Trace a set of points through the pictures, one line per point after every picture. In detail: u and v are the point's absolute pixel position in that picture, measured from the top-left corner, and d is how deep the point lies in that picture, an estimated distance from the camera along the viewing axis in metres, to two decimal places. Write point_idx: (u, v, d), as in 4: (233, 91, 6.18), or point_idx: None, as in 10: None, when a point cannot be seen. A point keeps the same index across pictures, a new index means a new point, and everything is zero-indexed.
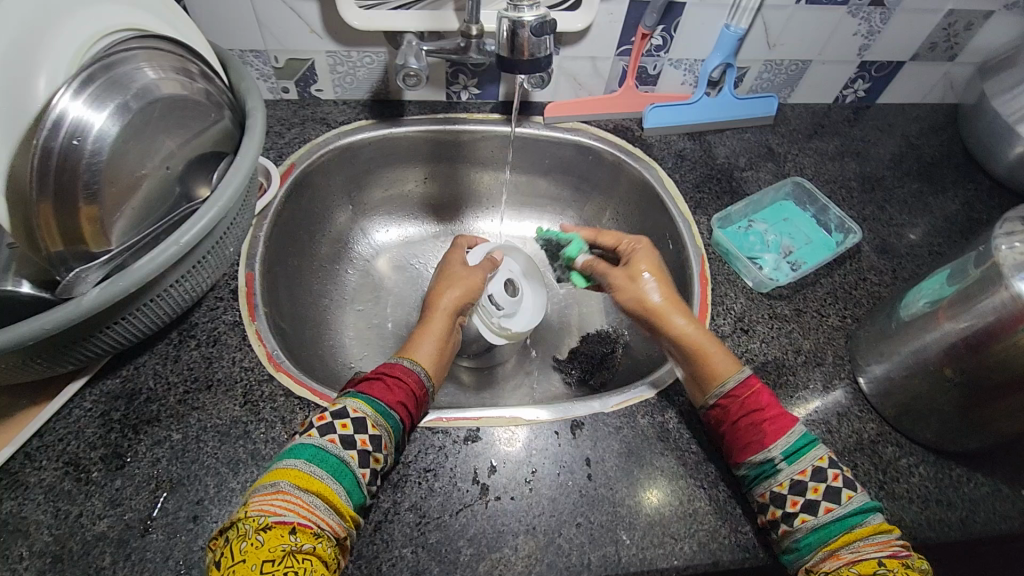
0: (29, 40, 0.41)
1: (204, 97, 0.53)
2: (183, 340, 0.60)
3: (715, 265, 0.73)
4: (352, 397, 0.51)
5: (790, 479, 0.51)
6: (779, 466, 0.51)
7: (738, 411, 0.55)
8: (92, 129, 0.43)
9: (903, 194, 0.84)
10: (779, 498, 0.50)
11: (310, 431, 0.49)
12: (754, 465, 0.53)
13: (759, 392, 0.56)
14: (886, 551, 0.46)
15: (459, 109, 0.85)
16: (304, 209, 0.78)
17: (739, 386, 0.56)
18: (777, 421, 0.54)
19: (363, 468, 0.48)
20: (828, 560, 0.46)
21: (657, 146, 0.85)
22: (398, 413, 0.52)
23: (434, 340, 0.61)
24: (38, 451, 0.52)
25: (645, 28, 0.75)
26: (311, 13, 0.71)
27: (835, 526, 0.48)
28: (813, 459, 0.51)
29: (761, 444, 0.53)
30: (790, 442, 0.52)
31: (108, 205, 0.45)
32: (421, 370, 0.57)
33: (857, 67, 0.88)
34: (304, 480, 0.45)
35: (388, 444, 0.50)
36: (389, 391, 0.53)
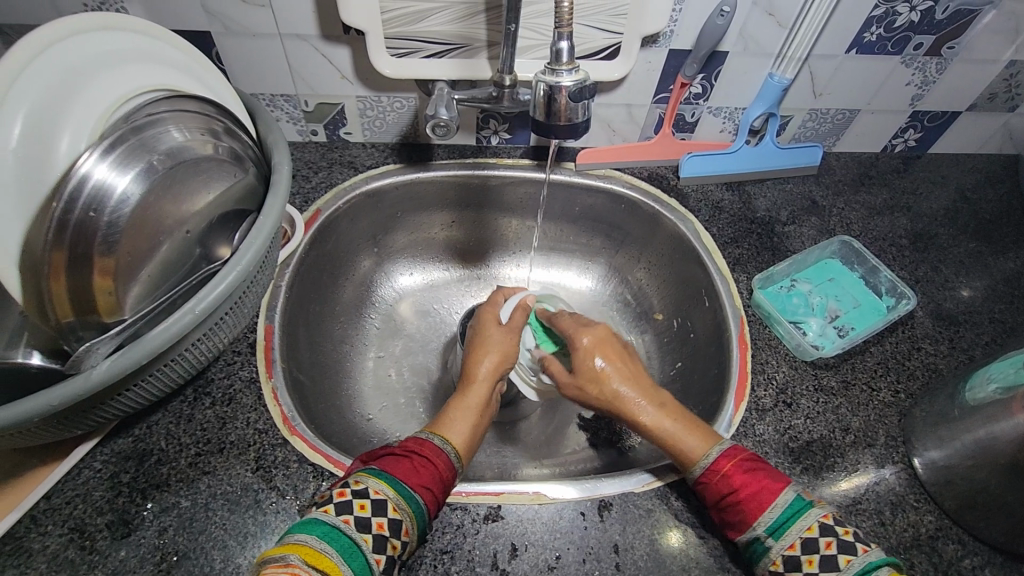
0: (54, 107, 0.40)
1: (230, 155, 0.51)
2: (198, 398, 0.58)
3: (755, 329, 0.69)
4: (374, 477, 0.48)
5: (782, 556, 0.47)
6: (768, 544, 0.47)
7: (715, 498, 0.51)
8: (113, 193, 0.41)
9: (959, 254, 0.79)
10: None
11: (326, 506, 0.45)
12: (744, 544, 0.49)
13: (731, 474, 0.50)
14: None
15: (489, 154, 0.83)
16: (328, 254, 0.77)
17: (712, 466, 0.51)
18: (756, 498, 0.48)
19: (377, 553, 0.45)
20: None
21: (693, 196, 0.82)
22: (420, 495, 0.48)
23: (468, 416, 0.58)
24: (44, 514, 0.50)
25: (685, 78, 0.73)
26: (342, 60, 0.70)
27: None
28: (800, 531, 0.46)
29: (744, 525, 0.49)
30: (774, 513, 0.47)
31: (126, 271, 0.44)
32: (450, 450, 0.53)
33: (908, 117, 0.84)
34: (315, 558, 0.41)
35: (407, 530, 0.47)
36: (415, 472, 0.50)
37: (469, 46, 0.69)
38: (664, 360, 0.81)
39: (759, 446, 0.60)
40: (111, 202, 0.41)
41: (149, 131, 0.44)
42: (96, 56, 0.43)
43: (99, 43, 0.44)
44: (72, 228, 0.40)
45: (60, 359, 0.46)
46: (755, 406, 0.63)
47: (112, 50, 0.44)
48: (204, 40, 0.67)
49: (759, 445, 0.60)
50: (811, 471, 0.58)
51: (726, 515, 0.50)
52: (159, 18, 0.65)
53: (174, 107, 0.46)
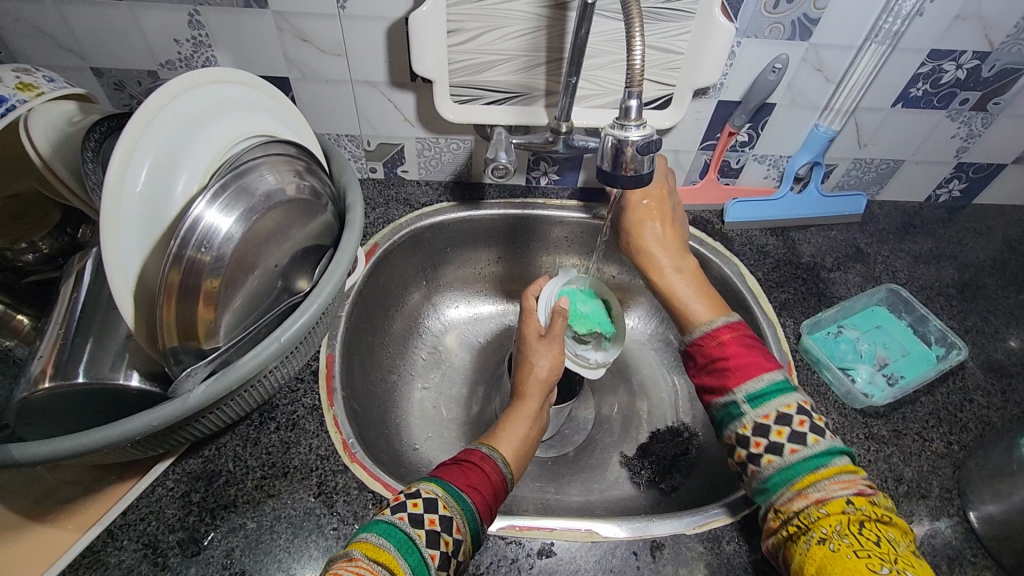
0: (173, 153, 0.44)
1: (312, 194, 0.55)
2: (263, 422, 0.60)
3: (802, 374, 0.70)
4: (425, 480, 0.51)
5: (754, 422, 0.50)
6: (744, 409, 0.51)
7: (704, 357, 0.56)
8: (220, 232, 0.45)
9: (1008, 305, 0.79)
10: (744, 439, 0.51)
11: (383, 509, 0.48)
12: (720, 407, 0.53)
13: (726, 342, 0.55)
14: (854, 488, 0.47)
15: (538, 194, 0.87)
16: (382, 286, 0.80)
17: (712, 333, 0.56)
18: (744, 368, 0.53)
19: (432, 548, 0.46)
20: (796, 501, 0.47)
21: (737, 240, 0.84)
22: (470, 496, 0.50)
23: (517, 429, 0.60)
24: (120, 529, 0.52)
25: (733, 127, 0.76)
26: (407, 105, 0.75)
27: (801, 466, 0.48)
28: (778, 406, 0.50)
29: (726, 387, 0.53)
30: (755, 387, 0.51)
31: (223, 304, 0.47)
32: (498, 457, 0.55)
33: (952, 168, 0.85)
34: (374, 551, 0.44)
35: (459, 527, 0.48)
36: (463, 475, 0.52)
37: (527, 94, 0.73)
38: None
39: None
40: (217, 239, 0.44)
41: (252, 173, 0.48)
42: (207, 106, 0.48)
43: (209, 94, 0.48)
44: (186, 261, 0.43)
45: (159, 384, 0.49)
46: None
47: (220, 99, 0.49)
48: (281, 85, 0.73)
49: None
50: None
51: (711, 375, 0.55)
52: (243, 65, 0.70)
53: (270, 152, 0.50)
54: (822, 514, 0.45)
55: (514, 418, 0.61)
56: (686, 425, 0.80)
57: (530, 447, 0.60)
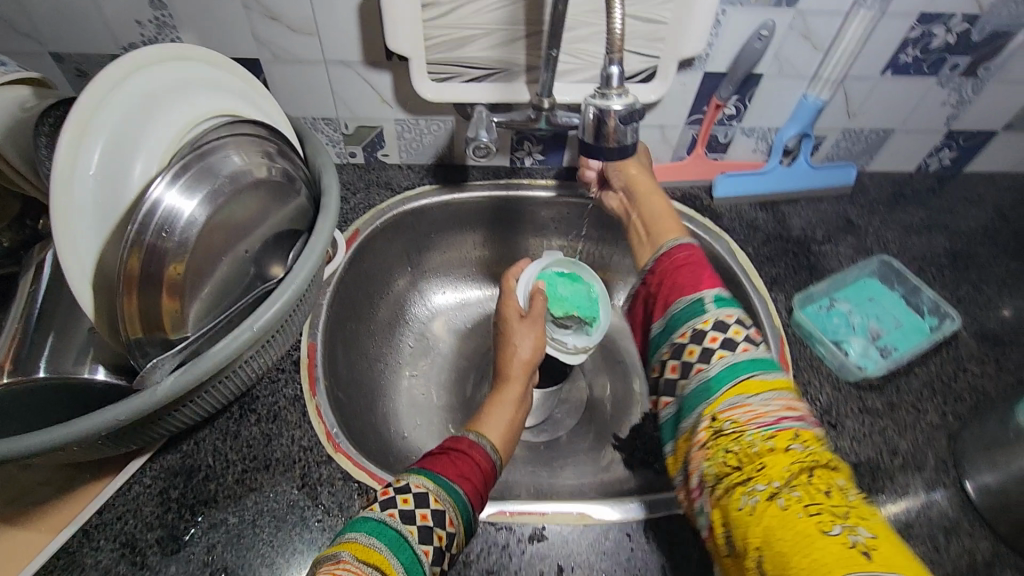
0: (129, 135, 0.42)
1: (283, 177, 0.53)
2: (244, 415, 0.59)
3: (795, 349, 0.68)
4: (414, 474, 0.49)
5: (715, 318, 0.47)
6: (707, 307, 0.48)
7: (658, 283, 0.53)
8: (183, 215, 0.42)
9: (1000, 273, 0.78)
10: (678, 349, 0.48)
11: (371, 505, 0.46)
12: (683, 304, 0.49)
13: (686, 259, 0.52)
14: (798, 418, 0.41)
15: (523, 174, 0.84)
16: (365, 273, 0.78)
17: (688, 241, 0.55)
18: (716, 276, 0.51)
19: (424, 544, 0.44)
20: (737, 410, 0.42)
21: (726, 216, 0.82)
22: (461, 486, 0.49)
23: (501, 409, 0.60)
24: (96, 529, 0.50)
25: (720, 99, 0.74)
26: (384, 84, 0.72)
27: (734, 371, 0.44)
28: (754, 372, 0.44)
29: (694, 288, 0.50)
30: (730, 361, 0.45)
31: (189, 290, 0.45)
32: (487, 444, 0.55)
33: (943, 137, 0.84)
34: (365, 551, 0.41)
35: (452, 520, 0.47)
36: (452, 465, 0.51)
37: (507, 71, 0.70)
38: None
39: None
40: (180, 223, 0.42)
41: (217, 154, 0.45)
42: (166, 85, 0.45)
43: (168, 74, 0.46)
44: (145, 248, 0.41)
45: (126, 375, 0.47)
46: None
47: (180, 79, 0.47)
48: (252, 67, 0.70)
49: None
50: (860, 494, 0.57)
51: (675, 278, 0.52)
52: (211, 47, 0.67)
53: (236, 132, 0.48)
54: (768, 447, 0.40)
55: (498, 399, 0.61)
56: None
57: (515, 429, 0.59)
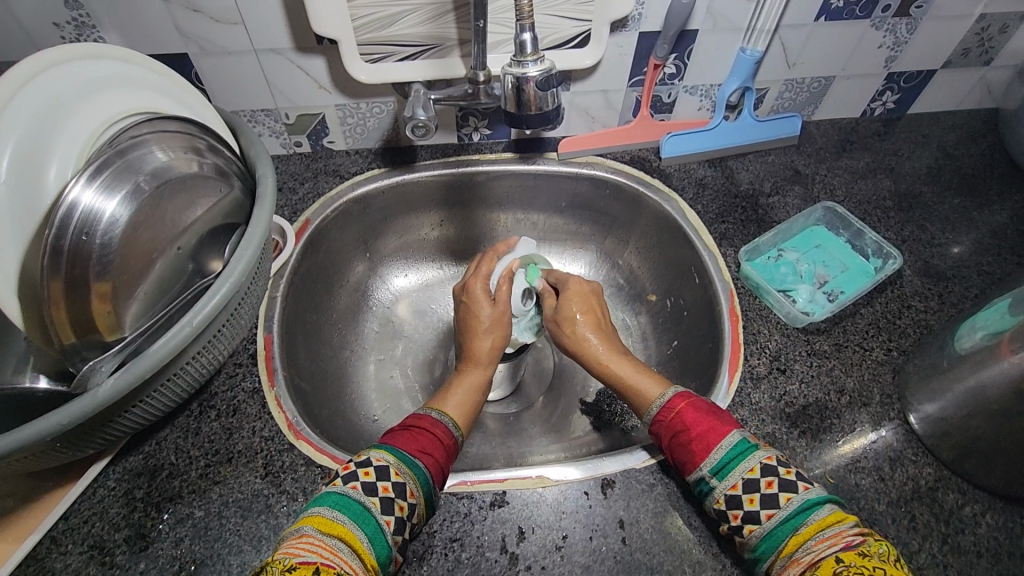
0: (38, 139, 0.42)
1: (213, 172, 0.53)
2: (203, 411, 0.59)
3: (745, 300, 0.70)
4: (375, 448, 0.50)
5: (724, 495, 0.48)
6: (712, 484, 0.49)
7: (668, 435, 0.53)
8: (103, 217, 0.43)
9: (944, 210, 0.79)
10: (722, 515, 0.49)
11: (334, 481, 0.47)
12: (693, 484, 0.51)
13: (683, 412, 0.53)
14: (841, 543, 0.41)
15: (472, 151, 0.84)
16: (321, 262, 0.78)
17: (663, 411, 0.54)
18: (703, 438, 0.51)
19: (386, 514, 0.45)
20: (789, 567, 0.44)
21: (675, 175, 0.83)
22: (422, 460, 0.50)
23: (466, 391, 0.61)
24: (64, 534, 0.51)
25: (657, 59, 0.73)
26: (318, 70, 0.71)
27: (780, 530, 0.45)
28: (743, 472, 0.48)
29: (692, 465, 0.51)
30: (719, 455, 0.49)
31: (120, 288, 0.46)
32: (450, 422, 0.56)
33: (884, 80, 0.85)
34: (328, 525, 0.43)
35: (413, 492, 0.48)
36: (414, 440, 0.52)
37: (440, 46, 0.70)
38: (660, 339, 0.82)
39: (755, 414, 0.61)
40: (101, 226, 0.43)
41: (135, 153, 0.45)
42: (76, 84, 0.45)
43: (75, 71, 0.45)
44: (66, 254, 0.42)
45: (65, 381, 0.50)
46: (750, 375, 0.64)
47: (88, 75, 0.46)
48: (181, 62, 0.69)
49: (756, 413, 0.61)
50: (809, 434, 0.59)
51: (675, 452, 0.53)
52: (135, 45, 0.66)
53: (156, 128, 0.48)
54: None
55: (465, 384, 0.62)
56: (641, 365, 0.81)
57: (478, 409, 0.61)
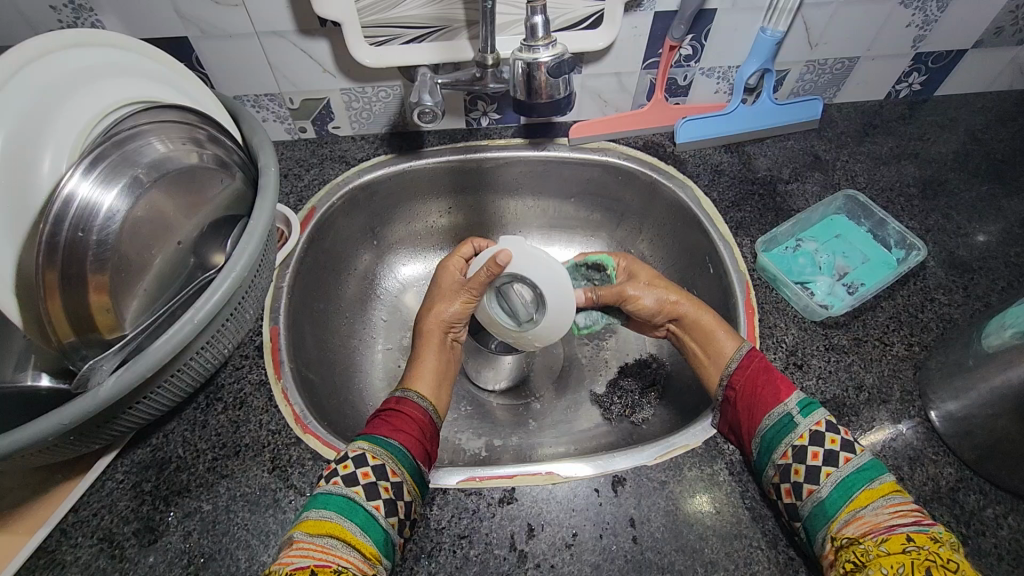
0: (27, 137, 0.43)
1: (214, 163, 0.53)
2: (210, 404, 0.59)
3: (761, 293, 0.68)
4: (351, 440, 0.51)
5: (809, 431, 0.51)
6: (798, 419, 0.52)
7: (750, 378, 0.57)
8: (99, 210, 0.44)
9: (971, 198, 0.76)
10: (801, 453, 0.50)
11: (319, 481, 0.48)
12: (774, 420, 0.53)
13: (765, 363, 0.58)
14: (912, 518, 0.44)
15: (480, 135, 0.82)
16: (327, 251, 0.76)
17: (748, 353, 0.59)
18: (784, 384, 0.56)
19: (375, 500, 0.46)
20: (854, 523, 0.46)
21: (691, 162, 0.80)
22: (396, 438, 0.51)
23: (433, 367, 0.63)
24: (73, 526, 0.51)
25: (673, 40, 0.70)
26: (322, 53, 0.69)
27: (852, 483, 0.48)
28: (825, 414, 0.53)
29: (778, 400, 0.54)
30: (801, 399, 0.54)
31: (116, 278, 0.47)
32: (427, 403, 0.57)
33: (911, 60, 0.81)
34: (315, 526, 0.44)
35: (394, 471, 0.48)
36: (384, 423, 0.53)
37: (448, 27, 0.67)
38: None
39: None
40: (97, 220, 0.44)
41: (130, 145, 0.46)
42: (59, 78, 0.45)
43: (63, 63, 0.46)
44: (63, 249, 0.43)
45: (68, 378, 0.51)
46: None
47: (77, 68, 0.47)
48: (182, 46, 0.66)
49: None
50: None
51: (756, 391, 0.56)
52: (135, 28, 0.64)
53: (153, 118, 0.48)
54: (882, 551, 0.42)
55: (435, 348, 0.65)
56: (653, 356, 0.79)
57: (445, 383, 0.63)
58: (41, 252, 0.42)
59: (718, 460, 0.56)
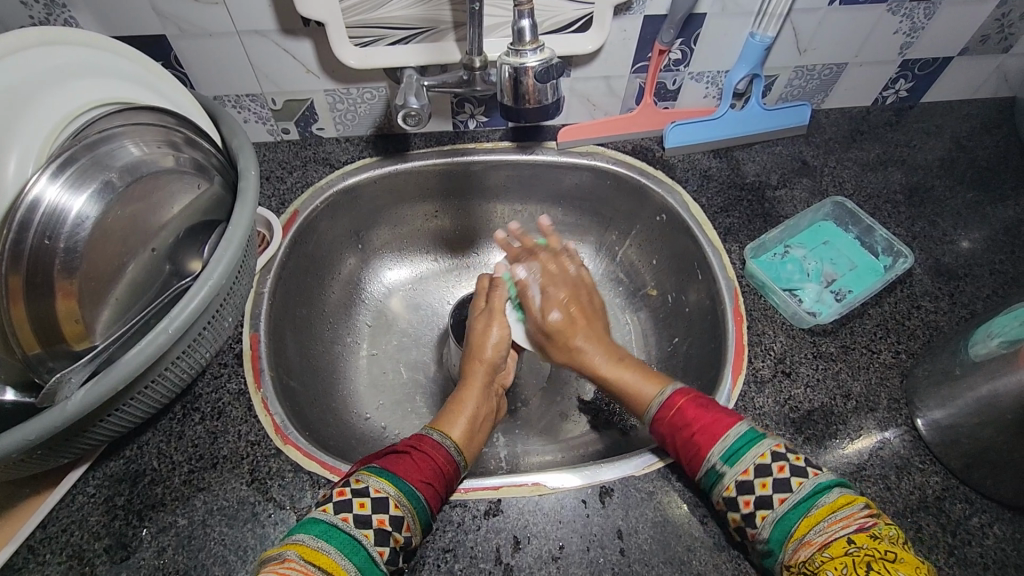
0: None
1: (190, 167, 0.52)
2: (187, 414, 0.57)
3: (750, 300, 0.68)
4: (375, 475, 0.48)
5: (735, 481, 0.47)
6: (723, 471, 0.48)
7: (671, 433, 0.53)
8: (68, 214, 0.44)
9: (957, 205, 0.76)
10: (732, 502, 0.47)
11: (325, 505, 0.45)
12: (704, 475, 0.50)
13: (684, 407, 0.53)
14: (854, 525, 0.42)
15: (468, 138, 0.81)
16: (311, 255, 0.75)
17: (661, 408, 0.54)
18: (708, 431, 0.50)
19: (381, 545, 0.44)
20: (800, 550, 0.43)
21: (680, 166, 0.80)
22: (423, 492, 0.48)
23: (472, 412, 0.60)
24: (42, 543, 0.49)
25: (662, 45, 0.70)
26: (306, 54, 0.67)
27: (792, 513, 0.45)
28: (754, 458, 0.48)
29: (698, 457, 0.50)
30: (728, 443, 0.49)
31: (86, 284, 0.46)
32: (451, 445, 0.54)
33: (898, 67, 0.81)
34: (313, 554, 0.41)
35: (410, 525, 0.46)
36: (415, 467, 0.50)
37: (434, 29, 0.66)
38: (661, 335, 0.80)
39: (759, 419, 0.59)
40: (65, 226, 0.44)
41: (102, 148, 0.46)
42: (28, 78, 0.44)
43: (32, 63, 0.44)
44: (28, 258, 0.43)
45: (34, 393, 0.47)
46: (754, 378, 0.62)
47: (49, 67, 0.45)
48: (160, 45, 0.65)
49: (759, 418, 0.59)
50: (814, 440, 0.58)
51: (682, 449, 0.52)
52: (110, 26, 0.62)
53: (128, 121, 0.48)
54: (825, 558, 0.41)
55: (479, 390, 0.63)
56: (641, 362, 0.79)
57: (489, 421, 0.63)
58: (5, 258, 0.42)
59: None
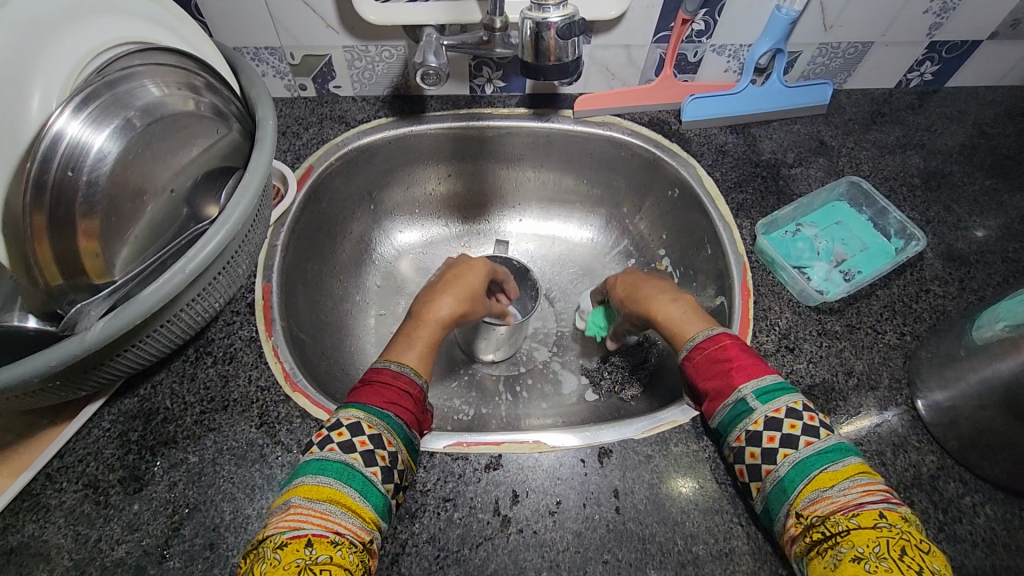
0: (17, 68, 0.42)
1: (210, 111, 0.54)
2: (199, 357, 0.59)
3: (758, 275, 0.68)
4: (344, 408, 0.50)
5: (765, 417, 0.49)
6: (752, 405, 0.50)
7: (706, 365, 0.54)
8: (89, 150, 0.45)
9: (974, 192, 0.76)
10: (756, 437, 0.49)
11: (310, 449, 0.47)
12: (727, 410, 0.51)
13: (727, 346, 0.54)
14: (879, 496, 0.43)
15: (484, 103, 0.80)
16: (323, 212, 0.75)
17: (707, 341, 0.55)
18: (745, 369, 0.52)
19: (371, 466, 0.46)
20: (817, 504, 0.44)
21: (696, 140, 0.79)
22: (394, 411, 0.50)
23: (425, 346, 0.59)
24: (59, 471, 0.51)
25: (686, 13, 0.69)
26: (326, 8, 0.67)
27: (812, 462, 0.46)
28: (788, 401, 0.49)
29: (730, 389, 0.51)
30: (764, 383, 0.51)
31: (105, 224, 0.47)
32: (410, 371, 0.54)
33: (924, 49, 0.80)
34: (314, 491, 0.44)
35: (390, 441, 0.48)
36: (378, 394, 0.51)
37: None
38: None
39: None
40: (87, 160, 0.45)
41: (122, 86, 0.46)
42: (57, 13, 0.44)
43: None
44: (51, 188, 0.44)
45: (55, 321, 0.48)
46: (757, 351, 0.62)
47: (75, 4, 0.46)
48: None
49: None
50: None
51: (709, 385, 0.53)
52: None
53: (148, 61, 0.49)
54: (853, 524, 0.42)
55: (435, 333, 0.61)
56: None
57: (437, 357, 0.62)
58: (27, 186, 0.42)
59: (706, 437, 0.57)
